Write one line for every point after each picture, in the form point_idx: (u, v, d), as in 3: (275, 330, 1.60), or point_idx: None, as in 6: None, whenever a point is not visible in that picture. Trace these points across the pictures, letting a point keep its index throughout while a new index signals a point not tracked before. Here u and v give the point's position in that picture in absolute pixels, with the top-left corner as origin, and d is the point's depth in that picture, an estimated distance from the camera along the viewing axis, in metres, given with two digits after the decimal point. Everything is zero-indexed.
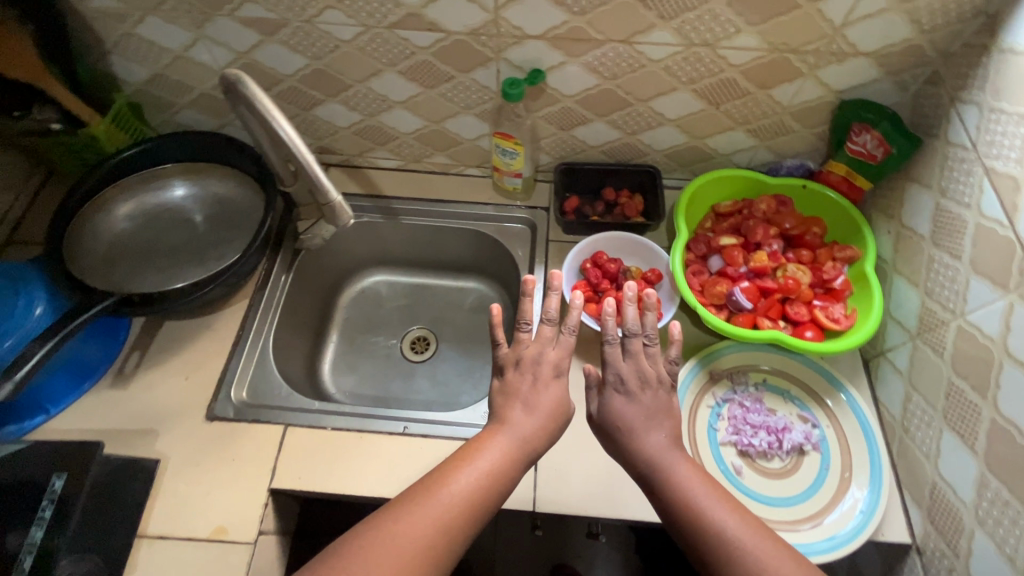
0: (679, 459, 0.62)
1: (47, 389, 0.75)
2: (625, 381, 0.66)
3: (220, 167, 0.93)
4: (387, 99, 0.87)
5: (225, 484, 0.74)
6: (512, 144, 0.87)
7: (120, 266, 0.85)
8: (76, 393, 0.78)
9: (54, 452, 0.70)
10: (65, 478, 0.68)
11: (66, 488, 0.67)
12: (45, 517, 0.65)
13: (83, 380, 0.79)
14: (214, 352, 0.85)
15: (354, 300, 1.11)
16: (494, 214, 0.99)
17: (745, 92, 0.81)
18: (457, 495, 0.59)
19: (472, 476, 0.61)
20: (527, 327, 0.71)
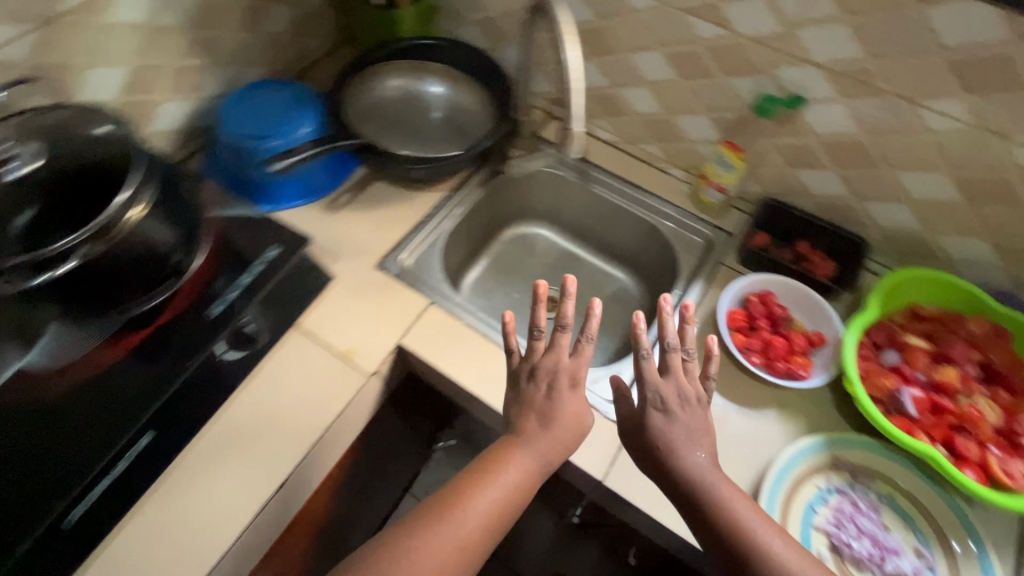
0: (722, 480, 0.61)
1: (285, 188, 0.94)
2: (665, 400, 0.63)
3: (472, 82, 1.07)
4: (639, 76, 0.93)
5: (370, 321, 0.86)
6: (734, 156, 0.89)
7: (369, 124, 1.02)
8: (298, 202, 0.96)
9: (270, 231, 0.86)
10: (278, 252, 0.84)
11: (274, 259, 0.83)
12: (255, 270, 0.81)
13: (307, 195, 0.96)
14: (401, 220, 0.98)
15: (513, 240, 1.20)
16: (678, 218, 1.01)
17: (1015, 201, 0.73)
18: (481, 514, 0.61)
19: (491, 494, 0.62)
20: (540, 333, 0.67)
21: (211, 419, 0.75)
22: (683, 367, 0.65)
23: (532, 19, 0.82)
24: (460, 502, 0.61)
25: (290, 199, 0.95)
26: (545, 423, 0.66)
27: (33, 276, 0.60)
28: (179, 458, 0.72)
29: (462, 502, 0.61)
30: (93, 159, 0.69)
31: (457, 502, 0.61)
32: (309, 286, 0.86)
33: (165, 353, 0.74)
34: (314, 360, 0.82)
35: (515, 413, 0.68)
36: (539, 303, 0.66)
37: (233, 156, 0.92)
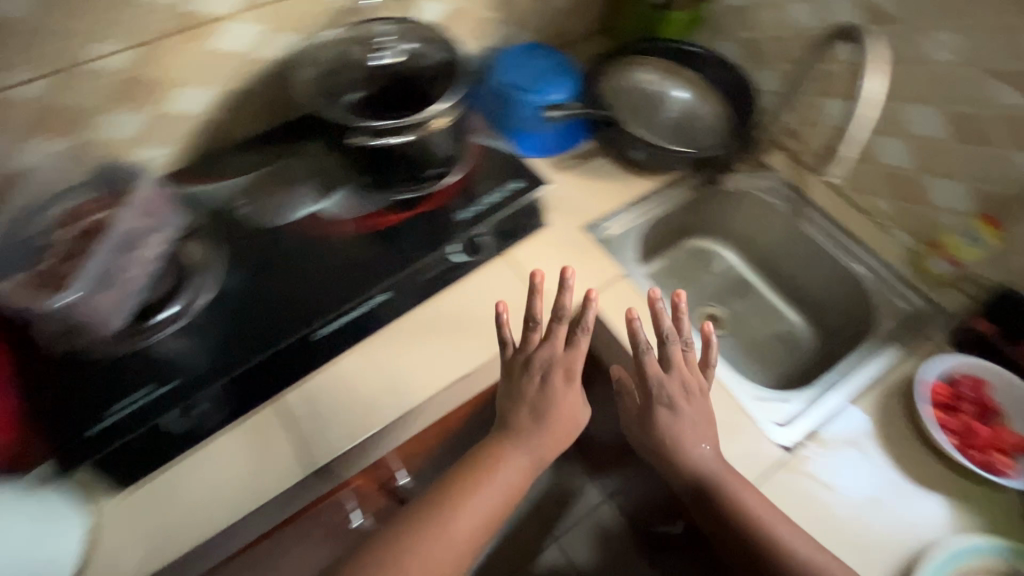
0: (722, 469, 0.74)
1: (534, 135, 1.04)
2: (670, 396, 0.75)
3: (714, 94, 1.12)
4: (905, 128, 0.94)
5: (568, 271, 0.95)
6: (992, 231, 0.88)
7: (613, 105, 1.09)
8: (538, 151, 1.05)
9: (509, 166, 0.95)
10: (516, 187, 0.93)
11: (514, 192, 0.92)
12: (498, 197, 0.91)
13: (547, 148, 1.06)
14: (614, 196, 1.05)
15: (692, 252, 1.23)
16: (889, 277, 0.97)
17: None
18: (465, 526, 0.72)
19: (483, 500, 0.74)
20: (535, 326, 0.75)
21: (422, 305, 0.87)
22: (682, 356, 0.76)
23: (831, 44, 0.87)
24: (456, 500, 0.73)
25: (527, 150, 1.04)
26: (536, 421, 0.78)
27: (371, 139, 0.80)
28: (391, 325, 0.85)
29: (463, 497, 0.74)
30: (421, 69, 0.85)
31: (454, 502, 0.73)
32: (528, 224, 0.96)
33: (411, 244, 0.87)
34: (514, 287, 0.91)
35: (507, 408, 0.80)
36: (535, 294, 0.72)
37: (501, 95, 1.01)
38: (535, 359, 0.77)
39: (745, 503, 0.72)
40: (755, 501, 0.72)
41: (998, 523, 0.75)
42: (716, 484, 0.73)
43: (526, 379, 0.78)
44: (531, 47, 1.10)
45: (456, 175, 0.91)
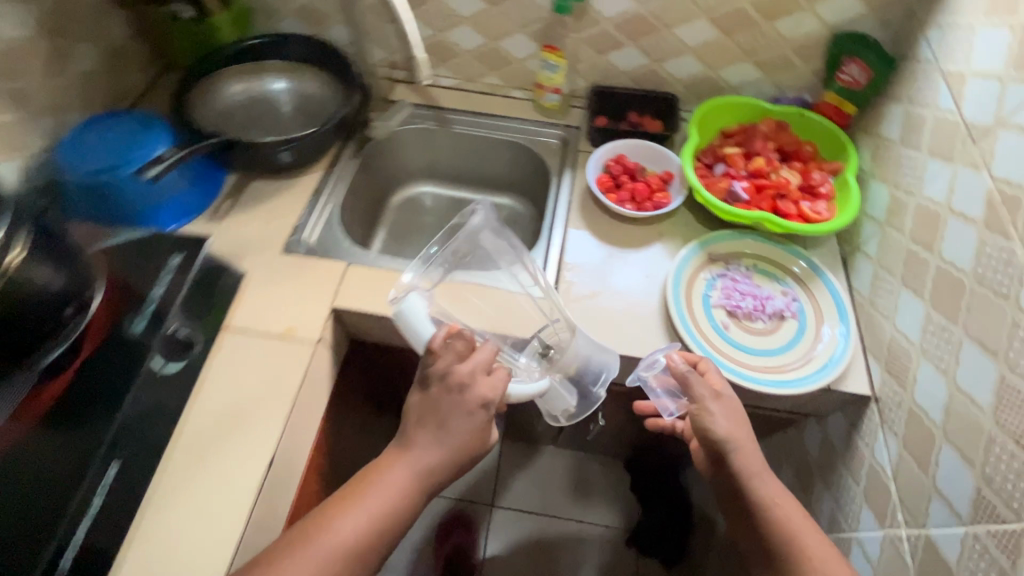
0: (749, 445, 0.74)
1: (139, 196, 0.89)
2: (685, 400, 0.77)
3: (309, 69, 1.11)
4: (457, 15, 1.05)
5: (318, 295, 0.91)
6: (555, 57, 1.03)
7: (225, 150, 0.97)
8: (179, 220, 0.95)
9: (139, 246, 0.90)
10: (180, 260, 0.85)
11: (180, 266, 0.85)
12: (157, 292, 0.85)
13: (184, 214, 0.95)
14: (290, 207, 1.01)
15: (405, 203, 1.30)
16: (533, 128, 1.16)
17: (753, 23, 0.96)
18: (332, 546, 0.64)
19: (365, 509, 0.67)
20: None
21: (173, 438, 0.75)
22: (703, 436, 0.75)
23: None
24: None
25: (168, 232, 0.93)
26: None
27: None
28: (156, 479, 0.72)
29: None
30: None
31: (306, 527, 0.66)
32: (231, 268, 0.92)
33: (81, 405, 0.75)
34: (272, 339, 0.86)
35: None
36: None
37: (98, 194, 0.87)
38: (474, 392, 0.70)
39: (768, 495, 0.72)
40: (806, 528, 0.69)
41: (688, 238, 0.98)
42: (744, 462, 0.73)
43: (443, 389, 0.70)
44: (139, 130, 0.92)
45: (100, 292, 0.83)
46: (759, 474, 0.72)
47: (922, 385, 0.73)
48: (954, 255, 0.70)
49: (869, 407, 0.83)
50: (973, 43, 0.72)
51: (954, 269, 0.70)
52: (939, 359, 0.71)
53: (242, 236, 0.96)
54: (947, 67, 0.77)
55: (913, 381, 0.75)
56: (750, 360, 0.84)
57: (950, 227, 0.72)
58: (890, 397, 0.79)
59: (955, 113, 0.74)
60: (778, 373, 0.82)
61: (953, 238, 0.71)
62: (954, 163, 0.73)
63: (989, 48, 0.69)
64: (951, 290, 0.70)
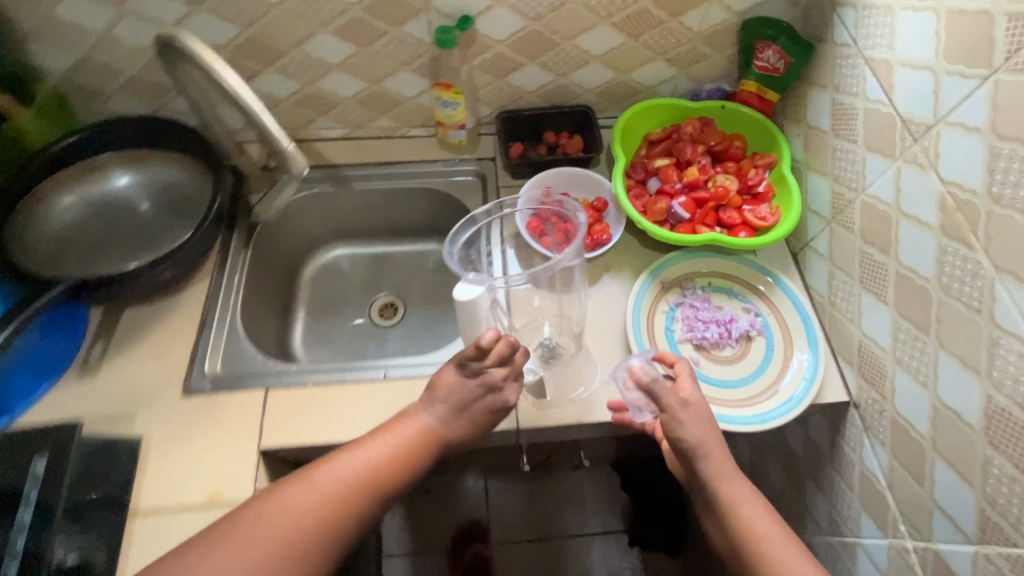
0: (716, 444, 0.68)
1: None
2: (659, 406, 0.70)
3: (161, 154, 0.92)
4: (325, 63, 0.88)
5: (241, 439, 0.77)
6: (452, 94, 0.89)
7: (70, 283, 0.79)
8: (38, 391, 0.77)
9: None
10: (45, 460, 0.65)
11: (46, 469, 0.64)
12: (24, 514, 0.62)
13: (43, 380, 0.78)
14: (181, 332, 0.85)
15: (319, 275, 1.13)
16: (443, 169, 1.02)
17: (658, 22, 0.87)
18: (332, 483, 0.66)
19: (345, 473, 0.67)
20: None
21: None
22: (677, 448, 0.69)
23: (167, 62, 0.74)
24: None
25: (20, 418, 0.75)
26: None
27: None
28: None
29: None
30: None
31: (321, 460, 0.69)
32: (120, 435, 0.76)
33: None
34: (198, 511, 0.72)
35: None
36: None
37: None
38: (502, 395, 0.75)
39: (733, 497, 0.66)
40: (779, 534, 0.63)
41: (636, 267, 0.91)
42: (710, 463, 0.67)
43: (479, 386, 0.73)
44: None
45: None
46: (730, 476, 0.67)
47: (902, 394, 0.71)
48: (913, 260, 0.67)
49: (848, 412, 0.81)
50: (895, 27, 0.66)
51: (915, 275, 0.67)
52: (916, 370, 0.68)
53: (128, 387, 0.80)
54: (869, 53, 0.71)
55: (891, 389, 0.73)
56: (722, 395, 0.79)
57: (903, 230, 0.68)
58: (869, 403, 0.77)
59: (888, 104, 0.69)
60: (752, 406, 0.77)
61: (909, 242, 0.67)
62: (896, 160, 0.68)
63: (912, 35, 0.64)
64: (916, 297, 0.67)
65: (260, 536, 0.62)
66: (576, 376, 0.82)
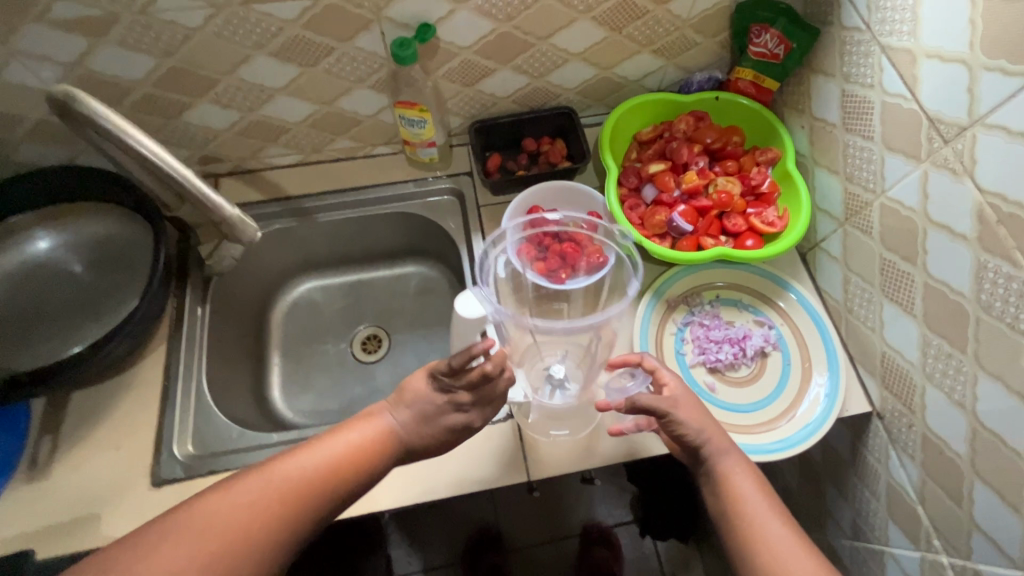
0: (697, 410, 0.65)
1: None
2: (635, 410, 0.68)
3: (88, 205, 0.80)
4: (266, 88, 0.77)
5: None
6: (418, 112, 0.79)
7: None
8: None
9: None
10: None
11: None
12: None
13: None
14: (142, 410, 0.76)
15: (289, 314, 1.00)
16: (416, 190, 0.92)
17: (643, 11, 0.77)
18: (289, 474, 0.57)
19: (304, 461, 0.58)
20: None
21: None
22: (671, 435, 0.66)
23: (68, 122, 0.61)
24: None
25: None
26: None
27: None
28: None
29: None
30: None
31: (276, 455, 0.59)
32: (85, 544, 0.67)
33: None
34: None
35: None
36: None
37: None
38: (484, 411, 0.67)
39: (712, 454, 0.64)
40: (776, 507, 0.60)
41: (639, 285, 0.84)
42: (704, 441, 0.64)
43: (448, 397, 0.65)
44: None
45: None
46: (721, 449, 0.64)
47: (933, 410, 0.67)
48: (944, 272, 0.61)
49: (871, 422, 0.77)
50: (919, 12, 0.59)
51: (947, 289, 0.61)
52: (950, 388, 0.64)
53: (86, 484, 0.71)
54: (886, 40, 0.64)
55: (921, 404, 0.68)
56: (738, 421, 0.74)
57: (932, 240, 0.62)
58: (894, 415, 0.73)
59: (911, 100, 0.62)
60: (775, 431, 0.73)
61: (940, 253, 0.61)
62: (923, 163, 0.62)
63: (940, 22, 0.56)
64: (951, 312, 0.62)
65: (191, 544, 0.51)
66: (567, 417, 0.76)
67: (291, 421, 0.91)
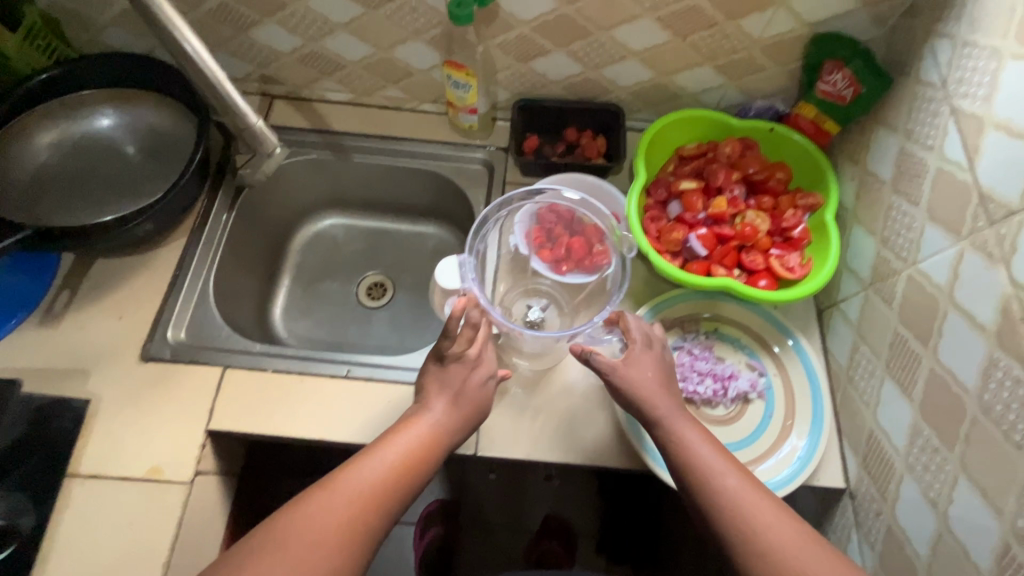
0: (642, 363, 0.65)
1: None
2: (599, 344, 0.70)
3: (152, 95, 0.86)
4: (330, 21, 0.80)
5: (188, 416, 0.74)
6: (464, 75, 0.79)
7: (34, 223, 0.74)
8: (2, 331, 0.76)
9: None
10: None
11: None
12: None
13: (8, 319, 0.77)
14: (150, 290, 0.82)
15: (309, 242, 1.05)
16: (451, 153, 0.93)
17: (712, 22, 0.74)
18: (349, 493, 0.57)
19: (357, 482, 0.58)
20: None
21: None
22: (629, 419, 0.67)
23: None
24: None
25: None
26: None
27: None
28: None
29: None
30: None
31: (333, 473, 0.58)
32: (71, 391, 0.74)
33: None
34: (134, 484, 0.70)
35: None
36: None
37: None
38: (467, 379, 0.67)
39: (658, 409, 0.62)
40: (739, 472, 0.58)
41: (638, 298, 0.82)
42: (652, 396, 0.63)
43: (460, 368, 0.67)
44: None
45: None
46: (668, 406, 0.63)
47: (906, 503, 0.62)
48: (953, 361, 0.57)
49: (842, 499, 0.73)
50: (999, 79, 0.54)
51: (952, 380, 0.57)
52: (928, 484, 0.59)
53: (85, 342, 0.77)
54: (957, 102, 0.59)
55: (895, 494, 0.64)
56: None
57: (949, 324, 0.57)
58: (866, 498, 0.68)
59: (966, 170, 0.57)
60: None
61: (954, 340, 0.57)
62: (961, 240, 0.57)
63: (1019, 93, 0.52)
64: (948, 407, 0.57)
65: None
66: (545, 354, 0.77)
67: (283, 341, 0.96)
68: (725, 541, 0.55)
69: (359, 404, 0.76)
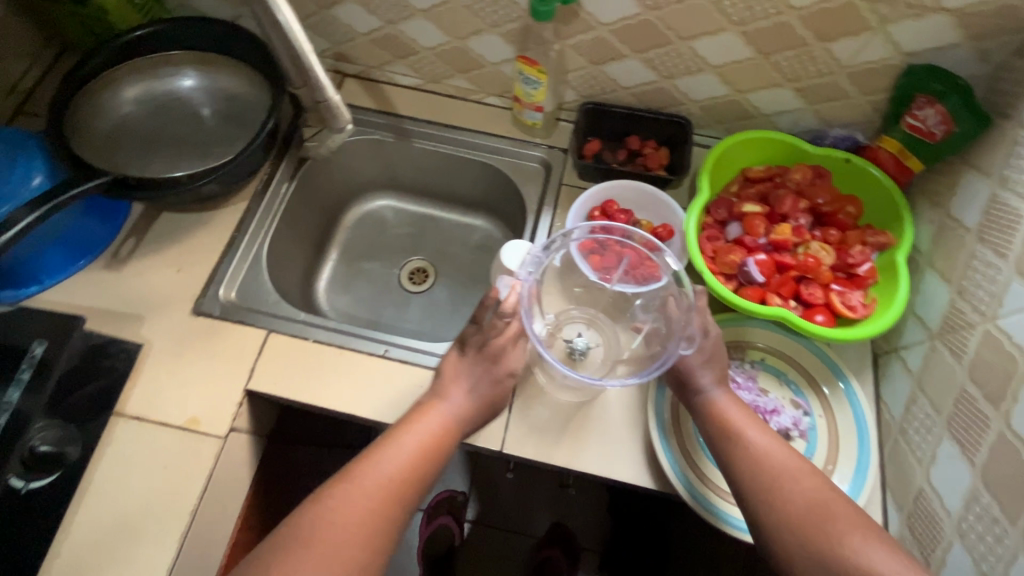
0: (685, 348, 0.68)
1: (43, 260, 0.78)
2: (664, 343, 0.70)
3: (232, 62, 0.89)
4: (410, 6, 0.81)
5: (229, 372, 0.76)
6: (535, 72, 0.79)
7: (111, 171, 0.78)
8: (71, 269, 0.80)
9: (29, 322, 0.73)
10: (45, 346, 0.72)
11: (45, 355, 0.71)
12: (23, 378, 0.70)
13: (78, 258, 0.81)
14: (208, 248, 0.85)
15: (359, 221, 1.07)
16: (510, 148, 0.93)
17: (800, 42, 0.71)
18: (369, 483, 0.57)
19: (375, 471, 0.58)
20: None
21: (52, 544, 0.66)
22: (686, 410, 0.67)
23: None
24: None
25: (46, 291, 0.79)
26: None
27: None
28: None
29: None
30: None
31: (351, 465, 0.59)
32: (126, 334, 0.77)
33: None
34: (173, 430, 0.72)
35: None
36: None
37: None
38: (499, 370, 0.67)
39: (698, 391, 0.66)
40: (768, 438, 0.61)
41: None
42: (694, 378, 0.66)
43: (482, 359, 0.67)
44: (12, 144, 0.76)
45: None
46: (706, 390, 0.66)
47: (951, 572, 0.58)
48: None
49: None
50: None
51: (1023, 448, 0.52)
52: (980, 555, 0.55)
53: (144, 289, 0.81)
54: None
55: (940, 560, 0.60)
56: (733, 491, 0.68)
57: None
58: None
59: None
60: None
61: None
62: None
63: None
64: (1014, 476, 0.53)
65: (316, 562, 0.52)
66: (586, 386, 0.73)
67: (324, 313, 0.98)
68: (756, 501, 0.58)
69: (391, 385, 0.76)
